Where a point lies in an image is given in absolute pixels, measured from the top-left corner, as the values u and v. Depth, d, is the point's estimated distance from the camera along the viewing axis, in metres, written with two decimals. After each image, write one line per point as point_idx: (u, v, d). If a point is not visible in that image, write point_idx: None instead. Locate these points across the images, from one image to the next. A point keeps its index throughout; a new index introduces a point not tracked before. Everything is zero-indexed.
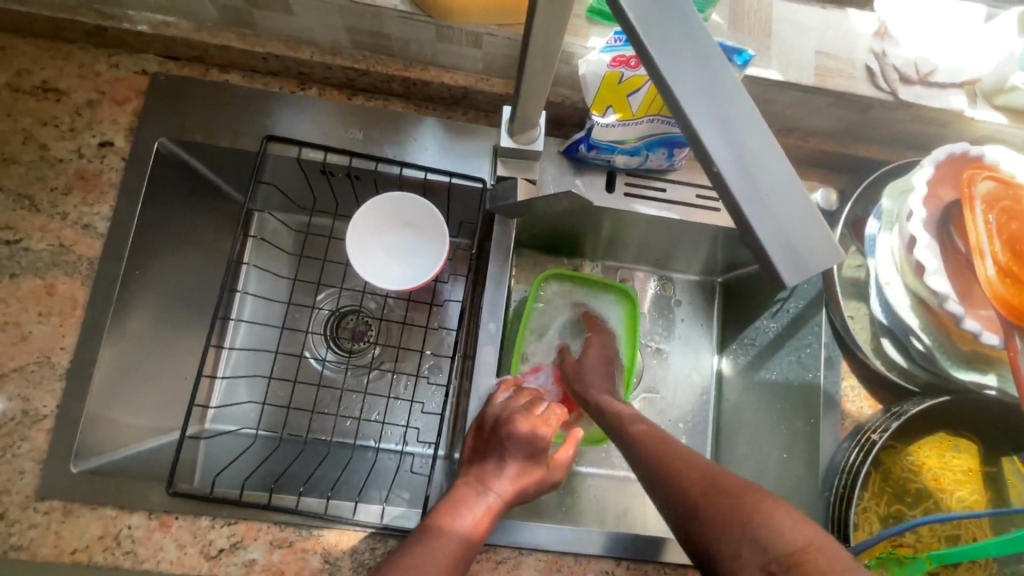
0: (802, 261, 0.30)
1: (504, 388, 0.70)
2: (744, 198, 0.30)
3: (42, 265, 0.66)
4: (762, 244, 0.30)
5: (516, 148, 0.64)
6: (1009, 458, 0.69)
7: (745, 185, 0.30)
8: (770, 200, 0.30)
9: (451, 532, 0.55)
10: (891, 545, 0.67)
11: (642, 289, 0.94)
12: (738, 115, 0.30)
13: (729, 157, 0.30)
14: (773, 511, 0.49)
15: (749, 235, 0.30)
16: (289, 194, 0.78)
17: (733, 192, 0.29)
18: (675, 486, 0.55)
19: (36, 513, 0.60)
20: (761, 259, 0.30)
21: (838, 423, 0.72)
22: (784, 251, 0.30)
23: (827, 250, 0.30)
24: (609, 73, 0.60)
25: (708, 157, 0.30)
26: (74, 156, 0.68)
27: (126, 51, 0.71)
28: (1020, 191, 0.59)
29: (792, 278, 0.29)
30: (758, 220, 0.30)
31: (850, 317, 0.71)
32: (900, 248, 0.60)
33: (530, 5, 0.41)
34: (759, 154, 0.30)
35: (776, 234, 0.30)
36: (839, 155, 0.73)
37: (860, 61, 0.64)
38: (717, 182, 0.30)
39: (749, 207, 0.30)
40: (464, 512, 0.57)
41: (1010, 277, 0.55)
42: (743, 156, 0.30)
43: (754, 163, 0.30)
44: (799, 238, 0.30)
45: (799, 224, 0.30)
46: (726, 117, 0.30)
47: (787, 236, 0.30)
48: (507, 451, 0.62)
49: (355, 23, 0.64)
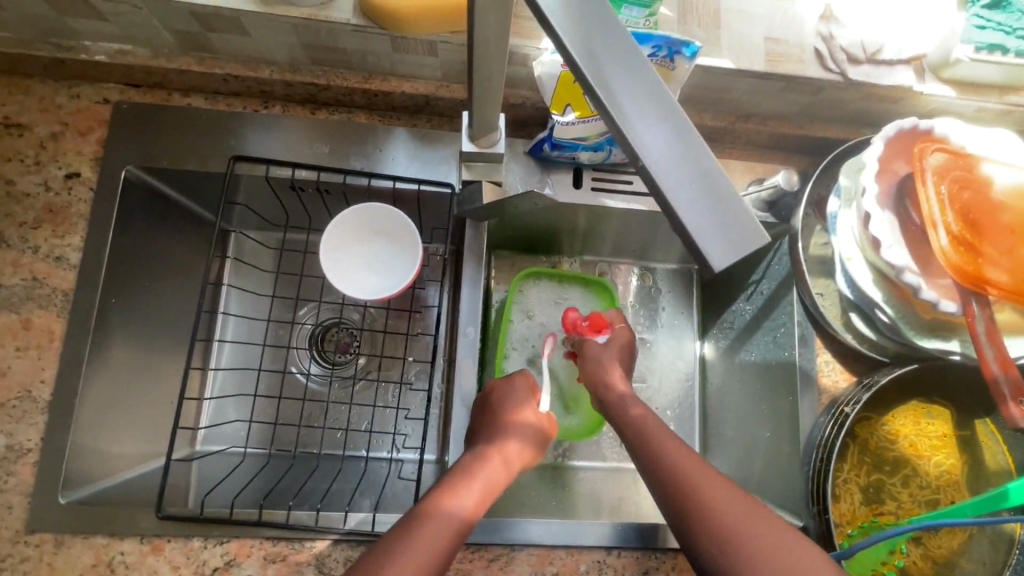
0: (731, 249, 0.30)
1: (526, 386, 0.72)
2: (674, 188, 0.30)
3: (16, 299, 0.66)
4: (693, 233, 0.30)
5: (478, 152, 0.64)
6: (982, 421, 0.71)
7: (673, 176, 0.30)
8: (699, 187, 0.30)
9: (451, 514, 0.53)
10: (873, 514, 0.69)
11: (622, 281, 0.96)
12: (662, 112, 0.31)
13: (656, 151, 0.30)
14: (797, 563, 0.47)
15: (680, 226, 0.30)
16: (262, 213, 0.78)
17: (658, 186, 0.30)
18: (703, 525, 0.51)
19: (27, 547, 0.61)
20: (693, 249, 0.31)
21: (815, 399, 0.73)
22: (712, 239, 0.30)
23: (754, 237, 0.30)
24: (563, 72, 0.62)
25: (635, 152, 0.30)
26: (41, 190, 0.68)
27: (86, 81, 0.71)
28: (970, 161, 0.61)
29: (725, 264, 0.30)
30: (686, 209, 0.30)
31: (819, 294, 0.73)
32: (857, 224, 0.62)
33: (470, 13, 0.42)
34: (685, 146, 0.30)
35: (707, 223, 0.30)
36: (799, 137, 0.74)
37: (809, 44, 0.66)
38: (646, 176, 0.30)
39: (677, 196, 0.30)
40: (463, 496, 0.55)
41: (964, 245, 0.57)
42: (670, 148, 0.30)
43: (679, 156, 0.30)
44: (727, 225, 0.30)
45: (731, 210, 0.30)
46: (649, 115, 0.31)
47: (719, 224, 0.30)
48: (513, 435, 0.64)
49: (311, 39, 0.65)
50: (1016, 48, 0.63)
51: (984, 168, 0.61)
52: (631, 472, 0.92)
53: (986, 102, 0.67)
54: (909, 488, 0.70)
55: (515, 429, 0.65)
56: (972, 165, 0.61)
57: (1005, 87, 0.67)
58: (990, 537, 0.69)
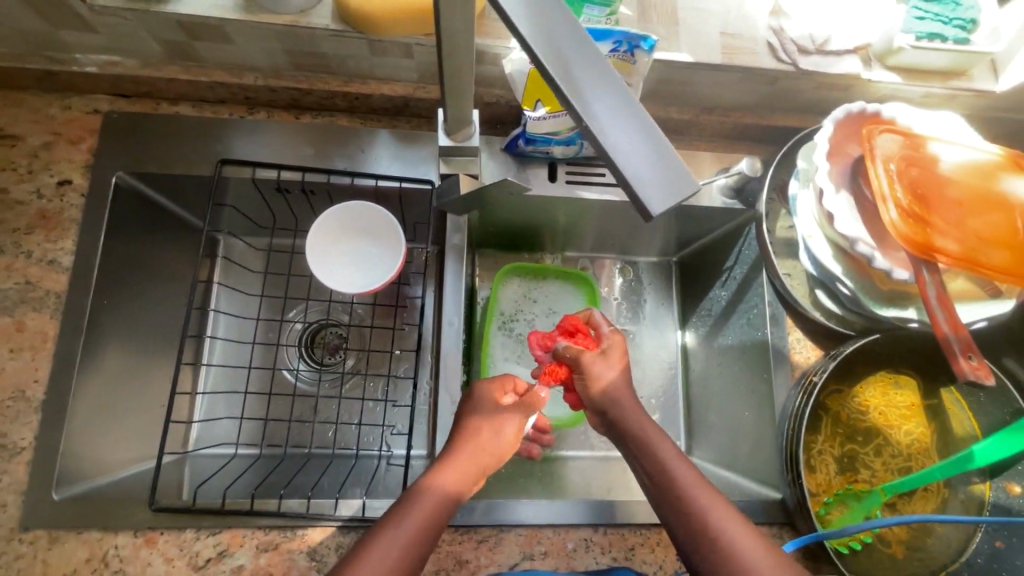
0: (663, 196, 0.33)
1: (494, 391, 0.63)
2: (617, 144, 0.33)
3: (10, 303, 0.68)
4: (632, 183, 0.33)
5: (453, 146, 0.67)
6: (948, 389, 0.74)
7: (616, 135, 0.33)
8: (640, 144, 0.33)
9: (425, 505, 0.52)
10: (848, 482, 0.72)
11: (604, 275, 0.99)
12: (597, 75, 0.34)
13: (594, 110, 0.33)
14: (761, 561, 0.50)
15: (620, 176, 0.34)
16: (249, 215, 0.81)
17: (597, 139, 0.33)
18: (686, 533, 0.53)
19: (21, 544, 0.61)
20: (634, 197, 0.34)
21: (789, 375, 0.76)
22: (648, 188, 0.33)
23: (683, 184, 0.34)
24: (532, 69, 0.65)
25: (575, 111, 0.33)
26: (34, 197, 0.71)
27: (77, 93, 0.74)
28: (919, 140, 0.65)
29: (660, 210, 0.33)
30: (628, 163, 0.33)
31: (787, 275, 0.75)
32: (814, 203, 0.66)
33: (438, 18, 0.46)
34: (619, 105, 0.34)
35: (647, 174, 0.34)
36: (761, 127, 0.79)
37: (762, 37, 0.70)
38: (591, 136, 0.33)
39: (620, 152, 0.33)
40: (438, 487, 0.54)
41: (913, 217, 0.61)
42: (606, 107, 0.33)
43: (614, 113, 0.33)
44: (662, 175, 0.34)
45: (669, 164, 0.34)
46: (585, 78, 0.34)
47: (651, 174, 0.34)
48: (485, 423, 0.60)
49: (292, 44, 0.68)
50: (953, 37, 0.67)
51: (931, 146, 0.65)
52: (620, 461, 0.93)
53: (931, 87, 0.72)
54: (881, 457, 0.73)
55: (489, 415, 0.61)
56: (919, 144, 0.65)
57: (947, 73, 0.72)
58: (961, 501, 0.71)
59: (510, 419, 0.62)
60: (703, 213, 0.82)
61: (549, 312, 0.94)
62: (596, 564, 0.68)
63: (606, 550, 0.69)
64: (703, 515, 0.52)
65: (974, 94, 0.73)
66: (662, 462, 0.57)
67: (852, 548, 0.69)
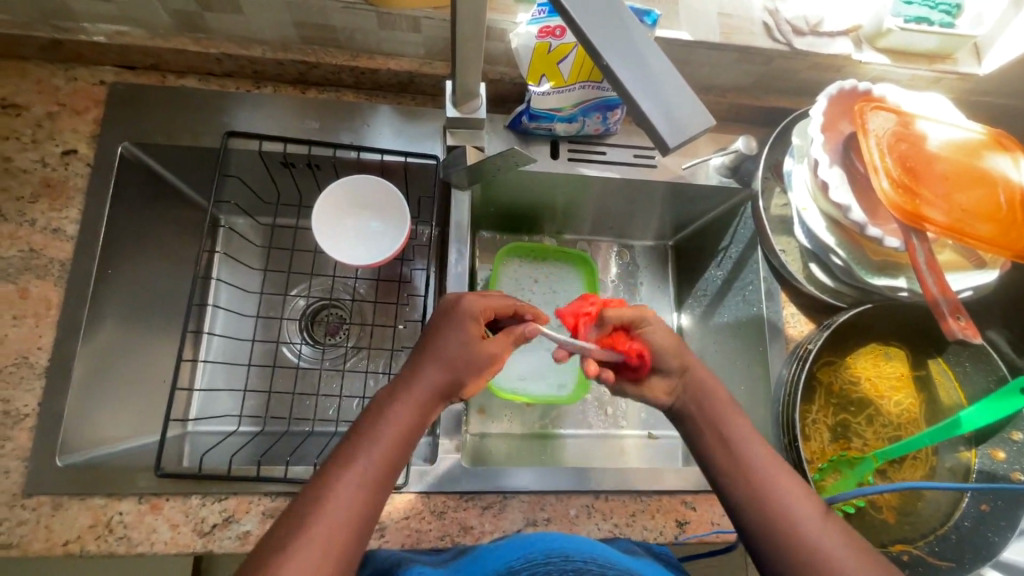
0: (680, 128, 0.36)
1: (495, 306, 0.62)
2: (632, 83, 0.36)
3: (13, 270, 0.68)
4: (649, 117, 0.36)
5: (461, 117, 0.69)
6: (935, 360, 0.77)
7: (632, 76, 0.36)
8: (656, 86, 0.36)
9: (381, 444, 0.53)
10: (841, 449, 0.74)
11: (602, 256, 1.00)
12: (614, 23, 0.37)
13: (613, 50, 0.36)
14: (828, 529, 0.53)
15: (639, 112, 0.36)
16: (253, 189, 0.81)
17: (619, 76, 0.36)
18: (744, 496, 0.56)
19: (24, 510, 0.61)
20: (651, 134, 0.36)
21: (783, 347, 0.78)
22: (665, 120, 0.36)
23: (698, 120, 0.36)
24: (538, 43, 0.66)
25: (597, 51, 0.36)
26: (38, 165, 0.71)
27: (83, 64, 0.75)
28: (908, 118, 0.67)
29: (676, 143, 0.35)
30: (644, 101, 0.36)
31: (782, 251, 0.77)
32: (809, 175, 0.68)
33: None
34: (637, 48, 0.37)
35: (661, 111, 0.36)
36: (755, 108, 0.82)
37: (758, 18, 0.73)
38: (609, 75, 0.36)
39: (636, 90, 0.36)
40: (398, 416, 0.55)
41: (904, 188, 0.62)
42: (622, 50, 0.36)
43: (632, 55, 0.36)
44: (677, 110, 0.36)
45: (683, 104, 0.36)
46: (604, 25, 0.37)
47: (668, 109, 0.36)
48: (439, 371, 0.57)
49: (302, 17, 0.70)
50: (939, 21, 0.71)
51: (920, 124, 0.67)
52: (617, 441, 0.94)
53: (919, 69, 0.75)
54: (873, 426, 0.75)
55: (452, 329, 0.58)
56: (908, 122, 0.67)
57: (933, 57, 0.76)
58: (948, 468, 0.74)
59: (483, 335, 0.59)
60: (698, 193, 0.84)
61: (548, 292, 0.95)
62: (598, 531, 0.69)
63: (608, 517, 0.70)
64: (769, 486, 0.55)
65: (958, 78, 0.77)
66: (720, 424, 0.60)
67: (846, 512, 0.71)
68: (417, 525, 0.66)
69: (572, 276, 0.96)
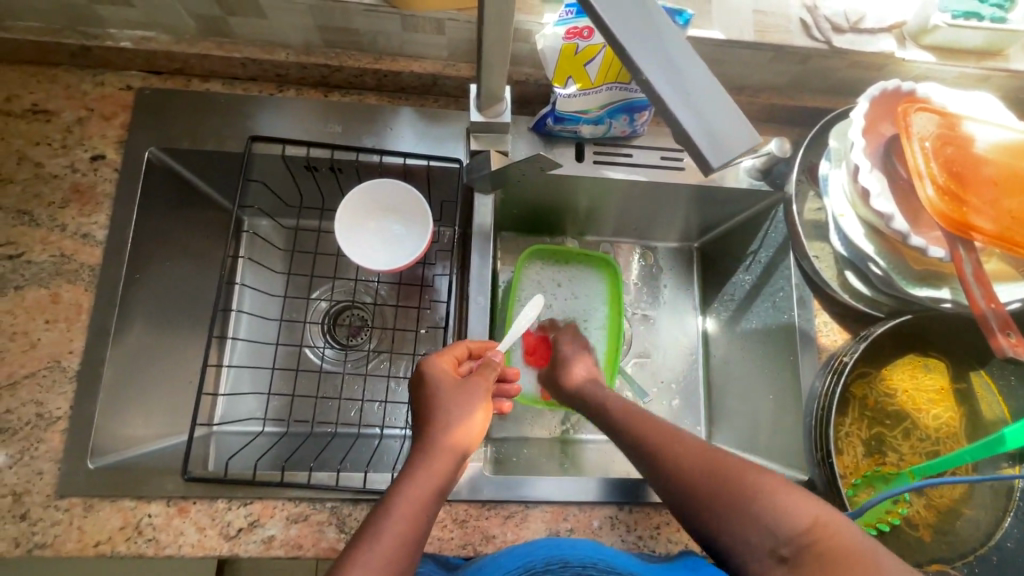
0: (721, 145, 0.34)
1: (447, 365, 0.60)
2: (670, 97, 0.34)
3: (45, 275, 0.69)
4: (690, 132, 0.34)
5: (484, 122, 0.68)
6: (977, 372, 0.73)
7: (670, 89, 0.34)
8: (694, 98, 0.35)
9: (405, 497, 0.51)
10: (875, 464, 0.72)
11: (625, 259, 0.98)
12: (650, 29, 0.35)
13: (649, 59, 0.35)
14: (725, 463, 0.55)
15: (679, 127, 0.34)
16: (277, 193, 0.81)
17: (658, 90, 0.34)
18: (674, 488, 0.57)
19: (57, 510, 0.62)
20: (692, 151, 0.35)
21: (815, 357, 0.75)
22: (706, 137, 0.34)
23: (741, 135, 0.35)
24: (565, 45, 0.64)
25: (631, 62, 0.35)
26: (68, 171, 0.72)
27: (111, 70, 0.75)
28: (954, 120, 0.63)
29: (719, 162, 0.34)
30: (684, 115, 0.34)
31: (816, 257, 0.74)
32: (848, 181, 0.65)
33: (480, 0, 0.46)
34: (674, 57, 0.35)
35: (703, 127, 0.34)
36: (789, 108, 0.79)
37: (795, 16, 0.70)
38: (646, 87, 0.35)
39: (675, 104, 0.34)
40: (420, 475, 0.52)
41: (950, 195, 0.59)
42: (659, 60, 0.35)
43: (670, 66, 0.35)
44: (718, 125, 0.35)
45: (725, 117, 0.35)
46: (639, 32, 0.35)
47: (709, 125, 0.35)
48: (440, 441, 0.54)
49: (325, 20, 0.69)
50: (990, 16, 0.67)
51: (967, 126, 0.63)
52: None
53: (966, 66, 0.71)
54: (910, 441, 0.73)
55: (460, 399, 0.57)
56: (954, 124, 0.63)
57: (982, 54, 0.72)
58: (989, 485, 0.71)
59: (476, 389, 0.58)
60: (728, 195, 0.82)
61: (570, 295, 0.94)
62: (622, 542, 0.68)
63: (632, 529, 0.69)
64: (676, 465, 0.58)
65: (1009, 75, 0.73)
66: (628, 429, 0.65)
67: (880, 530, 0.69)
68: (439, 533, 0.66)
69: (595, 278, 0.94)
